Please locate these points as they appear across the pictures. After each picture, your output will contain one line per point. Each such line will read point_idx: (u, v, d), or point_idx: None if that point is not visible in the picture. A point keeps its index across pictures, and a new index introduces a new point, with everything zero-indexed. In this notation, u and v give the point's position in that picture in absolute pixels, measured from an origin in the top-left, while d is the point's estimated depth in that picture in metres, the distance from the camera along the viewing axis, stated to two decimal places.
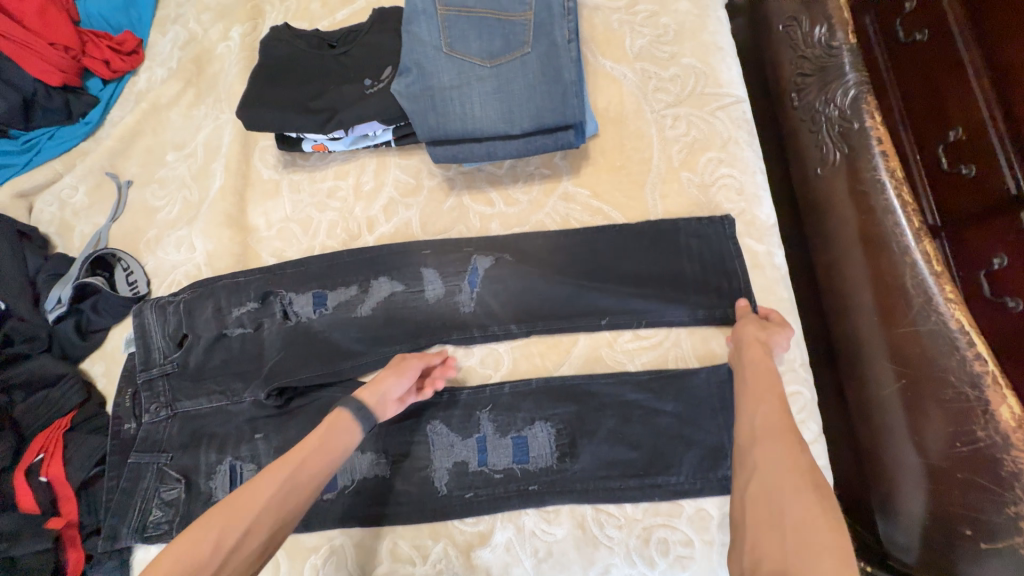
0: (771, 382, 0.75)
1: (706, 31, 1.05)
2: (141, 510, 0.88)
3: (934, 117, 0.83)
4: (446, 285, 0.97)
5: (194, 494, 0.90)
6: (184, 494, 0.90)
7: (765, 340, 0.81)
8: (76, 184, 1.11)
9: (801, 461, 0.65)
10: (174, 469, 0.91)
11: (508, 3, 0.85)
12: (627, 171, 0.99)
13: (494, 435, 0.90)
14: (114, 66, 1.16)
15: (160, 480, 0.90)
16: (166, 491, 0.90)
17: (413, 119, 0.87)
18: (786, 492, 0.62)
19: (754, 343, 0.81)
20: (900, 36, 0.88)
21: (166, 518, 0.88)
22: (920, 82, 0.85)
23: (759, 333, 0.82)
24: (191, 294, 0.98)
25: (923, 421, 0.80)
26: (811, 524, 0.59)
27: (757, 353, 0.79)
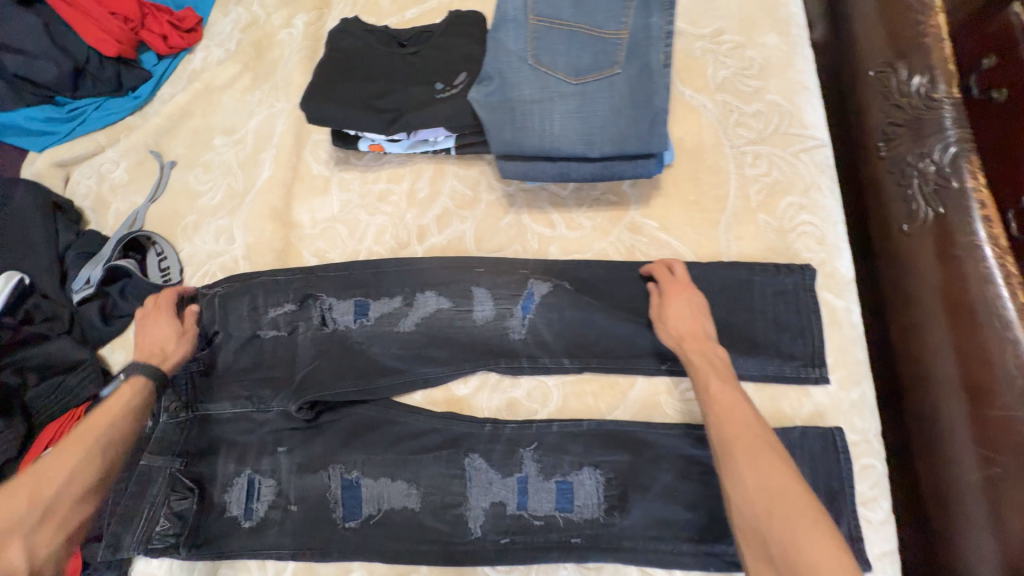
0: (708, 378, 0.72)
1: (793, 69, 1.00)
2: (147, 519, 0.81)
3: (1009, 180, 0.79)
4: (497, 308, 0.89)
5: (207, 506, 0.84)
6: (196, 505, 0.84)
7: (684, 328, 0.79)
8: (118, 159, 1.06)
9: (764, 471, 0.60)
10: (187, 477, 0.85)
11: (603, 19, 0.80)
12: (701, 206, 0.93)
13: (536, 476, 0.82)
14: (171, 41, 1.11)
15: (171, 488, 0.84)
16: (176, 500, 0.84)
17: (489, 130, 0.82)
18: (770, 517, 0.58)
19: (686, 334, 0.78)
20: (975, 93, 0.85)
21: (174, 530, 0.83)
22: (1000, 143, 0.81)
23: (677, 322, 0.79)
24: (225, 290, 0.92)
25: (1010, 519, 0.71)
26: (795, 546, 0.55)
27: (688, 344, 0.77)
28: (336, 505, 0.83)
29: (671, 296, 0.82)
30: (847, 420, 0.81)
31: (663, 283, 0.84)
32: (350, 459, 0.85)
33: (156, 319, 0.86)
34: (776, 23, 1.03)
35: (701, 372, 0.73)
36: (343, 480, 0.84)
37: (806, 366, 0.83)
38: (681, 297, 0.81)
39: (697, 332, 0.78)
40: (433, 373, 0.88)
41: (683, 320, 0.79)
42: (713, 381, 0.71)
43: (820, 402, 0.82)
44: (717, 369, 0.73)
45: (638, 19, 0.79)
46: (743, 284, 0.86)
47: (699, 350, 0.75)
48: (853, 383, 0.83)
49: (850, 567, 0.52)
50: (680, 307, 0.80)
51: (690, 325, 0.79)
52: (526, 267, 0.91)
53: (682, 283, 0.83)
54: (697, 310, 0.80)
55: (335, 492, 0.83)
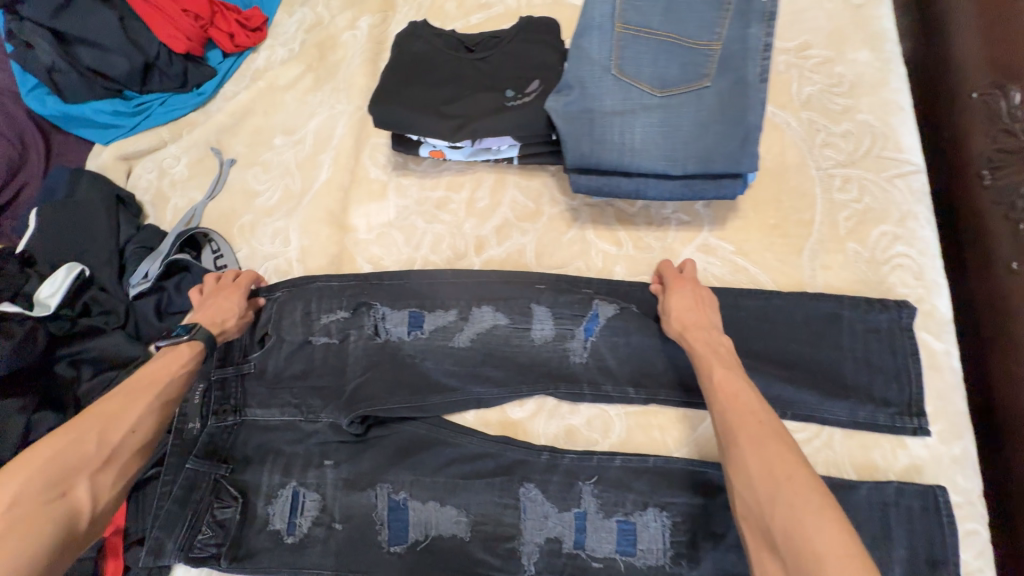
0: (712, 365, 0.68)
1: (887, 87, 0.93)
2: (190, 525, 0.79)
3: None
4: (559, 328, 0.84)
5: (250, 517, 0.80)
6: (239, 515, 0.80)
7: (688, 317, 0.75)
8: (180, 155, 1.06)
9: (768, 455, 0.56)
10: (233, 485, 0.82)
11: (695, 29, 0.75)
12: (782, 231, 0.87)
13: (596, 513, 0.76)
14: (237, 39, 1.11)
15: (215, 494, 0.81)
16: (220, 509, 0.81)
17: (565, 142, 0.77)
18: (770, 501, 0.53)
19: (690, 324, 0.75)
20: None
21: (215, 540, 0.79)
22: None
23: (685, 313, 0.76)
24: (285, 293, 0.90)
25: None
26: (801, 532, 0.50)
27: (691, 334, 0.74)
28: (381, 527, 0.79)
29: (674, 289, 0.79)
30: (948, 478, 0.73)
31: (668, 278, 0.82)
32: (399, 479, 0.80)
33: (227, 292, 0.87)
34: (869, 38, 0.96)
35: (703, 361, 0.70)
36: (390, 501, 0.79)
37: (902, 415, 0.75)
38: (683, 290, 0.78)
39: (701, 321, 0.75)
40: (487, 393, 0.83)
41: (690, 312, 0.76)
42: (716, 369, 0.68)
43: (918, 455, 0.74)
44: (722, 358, 0.69)
45: (734, 30, 0.73)
46: (832, 319, 0.79)
47: (703, 339, 0.72)
48: (956, 437, 0.74)
49: (861, 557, 0.47)
50: (683, 297, 0.78)
51: (694, 316, 0.75)
52: (587, 287, 0.86)
53: (687, 278, 0.81)
54: (699, 301, 0.77)
55: (381, 513, 0.79)
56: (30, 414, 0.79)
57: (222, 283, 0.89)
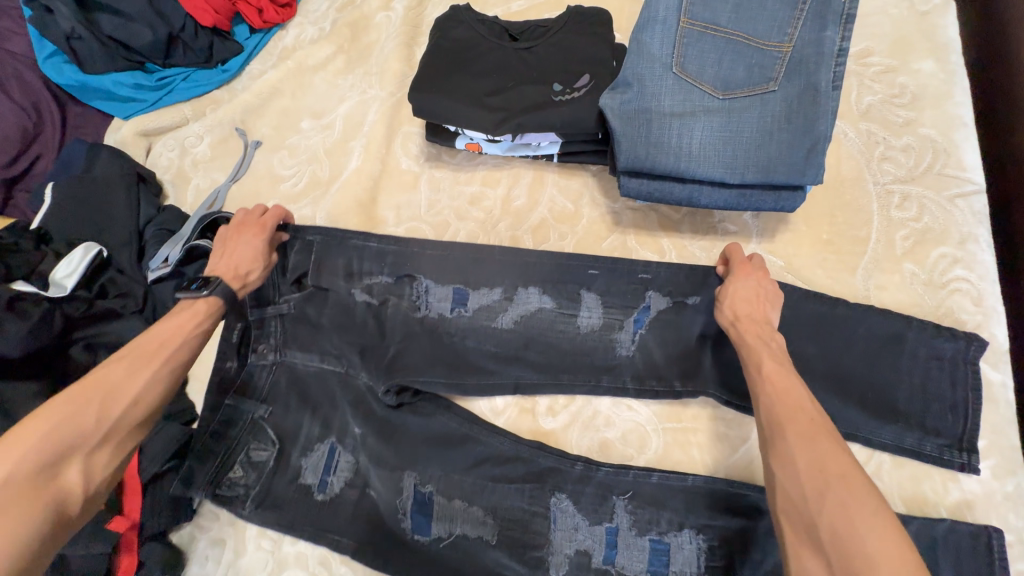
0: (761, 360, 0.64)
1: (951, 101, 0.88)
2: (226, 460, 0.80)
3: None
4: (606, 316, 0.83)
5: (282, 466, 0.80)
6: (273, 460, 0.80)
7: (741, 305, 0.71)
8: (202, 134, 1.02)
9: (819, 453, 0.54)
10: (272, 428, 0.81)
11: (765, 28, 0.70)
12: (835, 247, 0.83)
13: (629, 530, 0.73)
14: (266, 15, 1.06)
15: (254, 434, 0.81)
16: (256, 449, 0.81)
17: (619, 143, 0.73)
18: (817, 497, 0.51)
19: (744, 315, 0.71)
20: None
21: (245, 480, 0.80)
22: None
23: (742, 304, 0.71)
24: (319, 240, 0.86)
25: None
26: (851, 534, 0.48)
27: (743, 325, 0.70)
28: (403, 516, 0.76)
29: (737, 275, 0.74)
30: (998, 515, 0.71)
31: (731, 261, 0.77)
32: (426, 471, 0.78)
33: (246, 235, 0.80)
34: (935, 48, 0.92)
35: (753, 354, 0.66)
36: (416, 493, 0.77)
37: (951, 448, 0.72)
38: (746, 277, 0.73)
39: (756, 315, 0.70)
40: (526, 377, 0.81)
41: (747, 299, 0.72)
42: (766, 363, 0.64)
43: (968, 490, 0.72)
44: (773, 354, 0.65)
45: (808, 32, 0.69)
46: (888, 342, 0.75)
47: (756, 333, 0.68)
48: (1009, 473, 0.72)
49: (912, 563, 0.46)
50: (745, 286, 0.73)
51: (750, 307, 0.71)
52: (647, 270, 0.83)
53: (754, 265, 0.75)
54: (762, 293, 0.72)
55: (404, 503, 0.77)
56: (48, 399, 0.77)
57: (240, 222, 0.82)
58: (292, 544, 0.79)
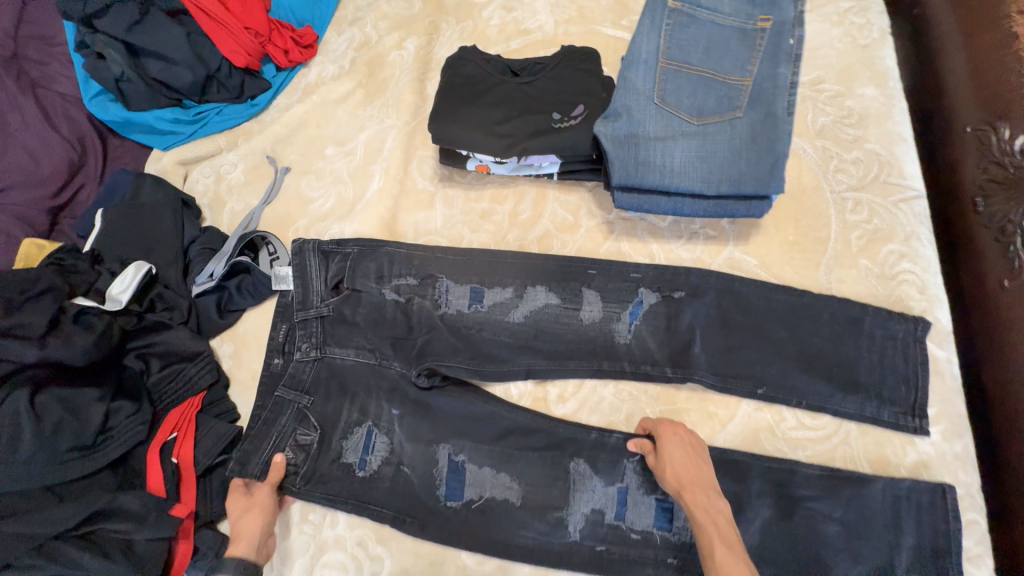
0: (713, 543, 0.68)
1: (891, 120, 1.04)
2: (275, 445, 0.88)
3: None
4: (605, 311, 0.94)
5: (325, 448, 0.89)
6: (317, 443, 0.89)
7: (678, 474, 0.76)
8: (237, 162, 1.13)
9: None
10: (314, 415, 0.90)
11: (730, 65, 0.84)
12: (801, 247, 0.96)
13: (637, 489, 0.84)
14: (292, 56, 1.18)
15: (299, 421, 0.90)
16: (302, 433, 0.89)
17: (611, 163, 0.86)
18: None
19: (686, 481, 0.74)
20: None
21: (296, 461, 0.88)
22: None
23: (677, 467, 0.76)
24: (356, 250, 0.98)
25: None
26: None
27: (689, 495, 0.73)
28: (439, 483, 0.86)
29: (665, 438, 0.79)
30: (949, 473, 0.82)
31: (655, 424, 0.82)
32: (458, 443, 0.88)
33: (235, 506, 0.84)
34: (875, 76, 1.07)
35: (705, 533, 0.70)
36: (450, 461, 0.87)
37: (906, 414, 0.84)
38: (677, 440, 0.79)
39: (699, 479, 0.75)
40: (536, 364, 0.92)
41: (680, 468, 0.76)
42: (717, 548, 0.68)
43: (924, 451, 0.84)
44: (723, 534, 0.69)
45: (764, 69, 0.83)
46: (849, 325, 0.88)
47: (702, 504, 0.72)
48: (957, 435, 0.84)
49: None
50: (675, 451, 0.77)
51: (684, 475, 0.75)
52: (637, 270, 0.95)
53: (675, 424, 0.81)
54: (691, 454, 0.77)
55: (440, 471, 0.87)
56: (108, 403, 0.81)
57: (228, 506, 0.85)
58: (331, 528, 0.87)
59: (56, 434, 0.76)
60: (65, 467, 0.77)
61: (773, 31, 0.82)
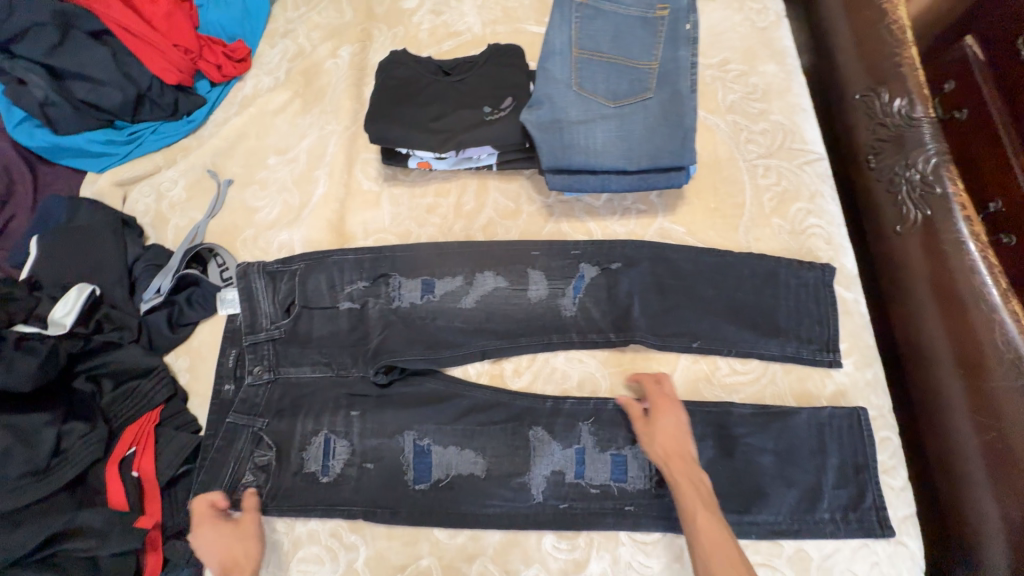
0: (693, 505, 0.78)
1: (791, 93, 1.14)
2: (234, 471, 0.89)
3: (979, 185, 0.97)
4: (551, 288, 1.01)
5: (285, 463, 0.91)
6: (276, 461, 0.91)
7: (666, 447, 0.85)
8: (177, 178, 1.13)
9: None
10: (269, 436, 0.92)
11: (637, 51, 0.92)
12: (721, 213, 1.05)
13: (593, 448, 0.91)
14: (225, 70, 1.19)
15: (255, 444, 0.91)
16: (259, 456, 0.91)
17: (540, 147, 0.92)
18: None
19: (673, 454, 0.84)
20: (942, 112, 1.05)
21: (257, 483, 0.89)
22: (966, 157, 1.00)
23: (666, 439, 0.85)
24: (304, 266, 1.01)
25: (1012, 487, 0.83)
26: None
27: (674, 465, 0.83)
28: (407, 468, 0.90)
29: (660, 412, 0.88)
30: (865, 399, 0.92)
31: (650, 394, 0.90)
32: (422, 427, 0.93)
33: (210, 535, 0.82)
34: (774, 54, 1.18)
35: (688, 497, 0.79)
36: (415, 446, 0.91)
37: (822, 350, 0.94)
38: (667, 412, 0.87)
39: (683, 451, 0.84)
40: (491, 344, 0.98)
41: (670, 440, 0.85)
42: (699, 508, 0.78)
43: (841, 382, 0.93)
44: (702, 496, 0.79)
45: (667, 52, 0.91)
46: (767, 277, 0.98)
47: (685, 472, 0.81)
48: (867, 364, 0.94)
49: None
50: (668, 425, 0.86)
51: (671, 446, 0.84)
52: (577, 248, 1.02)
53: (669, 397, 0.89)
54: (680, 427, 0.86)
55: (407, 457, 0.91)
56: (59, 426, 0.81)
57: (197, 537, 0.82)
58: (303, 525, 0.88)
59: (5, 460, 0.76)
60: (21, 492, 0.76)
61: (671, 17, 0.91)
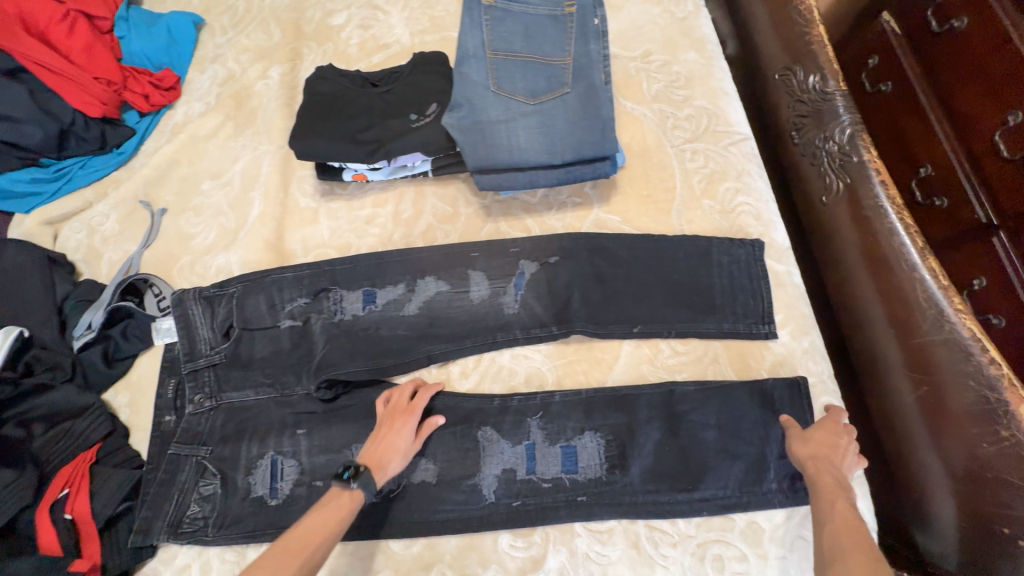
0: (834, 496, 0.75)
1: (713, 78, 1.18)
2: (178, 504, 0.87)
3: (905, 159, 1.24)
4: (492, 287, 1.02)
5: (231, 489, 0.89)
6: (221, 489, 0.89)
7: (818, 455, 0.80)
8: (108, 212, 1.11)
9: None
10: (213, 463, 0.90)
11: (551, 48, 0.94)
12: (653, 199, 1.07)
13: (543, 442, 0.92)
14: (152, 99, 1.18)
15: (199, 474, 0.90)
16: (204, 485, 0.89)
17: (463, 149, 0.94)
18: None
19: (818, 457, 0.80)
20: (871, 89, 1.33)
21: (203, 513, 0.88)
22: (895, 131, 1.26)
23: (819, 447, 0.81)
24: (240, 288, 1.00)
25: (946, 437, 0.86)
26: None
27: (818, 467, 0.79)
28: None
29: (821, 427, 0.84)
30: (804, 366, 0.94)
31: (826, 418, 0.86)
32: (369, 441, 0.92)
33: (400, 422, 0.87)
34: (694, 42, 1.22)
35: (824, 491, 0.76)
36: None
37: (757, 323, 0.96)
38: (834, 435, 0.83)
39: (828, 457, 0.80)
40: (437, 349, 0.97)
41: (826, 455, 0.80)
42: (838, 499, 0.74)
43: (779, 352, 0.95)
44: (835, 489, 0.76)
45: (578, 48, 0.94)
46: (700, 257, 1.00)
47: (828, 472, 0.78)
48: (803, 333, 0.96)
49: None
50: (822, 435, 0.83)
51: (830, 459, 0.80)
52: (516, 245, 1.03)
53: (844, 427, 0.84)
54: (836, 440, 0.82)
55: None
56: None
57: (395, 406, 0.90)
58: (255, 551, 0.85)
59: None
60: None
61: (579, 14, 0.94)
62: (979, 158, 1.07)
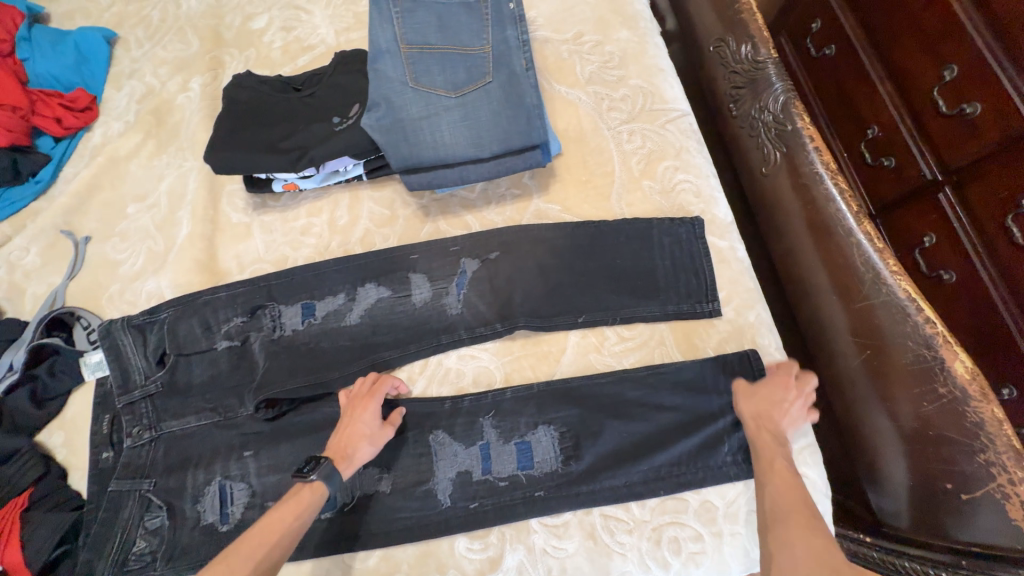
0: (774, 457, 0.78)
1: (646, 55, 1.15)
2: (123, 541, 0.84)
3: (851, 121, 1.22)
4: (434, 288, 0.99)
5: (179, 520, 0.86)
6: (168, 520, 0.86)
7: (761, 414, 0.83)
8: (27, 245, 1.06)
9: (814, 545, 0.67)
10: (158, 495, 0.87)
11: (468, 38, 0.92)
12: (593, 183, 1.05)
13: (497, 441, 0.91)
14: (65, 122, 1.13)
15: (144, 507, 0.87)
16: (150, 519, 0.86)
17: (385, 150, 0.90)
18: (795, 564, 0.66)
19: (761, 415, 0.83)
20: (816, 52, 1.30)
21: (151, 548, 0.85)
22: (840, 94, 1.24)
23: (761, 405, 0.83)
24: (171, 313, 0.96)
25: (891, 399, 0.86)
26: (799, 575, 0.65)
27: (761, 426, 0.82)
28: None
29: (769, 383, 0.85)
30: (751, 341, 0.93)
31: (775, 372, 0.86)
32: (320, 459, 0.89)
33: (360, 410, 0.85)
34: (627, 20, 1.19)
35: (766, 448, 0.79)
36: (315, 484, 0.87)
37: (701, 301, 0.95)
38: (780, 390, 0.84)
39: (770, 415, 0.82)
40: (382, 357, 0.95)
41: (768, 413, 0.83)
42: (778, 459, 0.78)
43: (725, 329, 0.94)
44: (777, 450, 0.79)
45: (495, 34, 0.91)
46: (641, 239, 0.99)
47: (768, 431, 0.81)
48: (749, 307, 0.95)
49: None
50: (767, 391, 0.84)
51: (772, 418, 0.83)
52: (456, 244, 1.01)
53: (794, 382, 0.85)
54: (780, 396, 0.83)
55: None
56: None
57: (357, 395, 0.88)
58: None
59: None
60: None
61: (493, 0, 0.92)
62: (918, 114, 1.07)
